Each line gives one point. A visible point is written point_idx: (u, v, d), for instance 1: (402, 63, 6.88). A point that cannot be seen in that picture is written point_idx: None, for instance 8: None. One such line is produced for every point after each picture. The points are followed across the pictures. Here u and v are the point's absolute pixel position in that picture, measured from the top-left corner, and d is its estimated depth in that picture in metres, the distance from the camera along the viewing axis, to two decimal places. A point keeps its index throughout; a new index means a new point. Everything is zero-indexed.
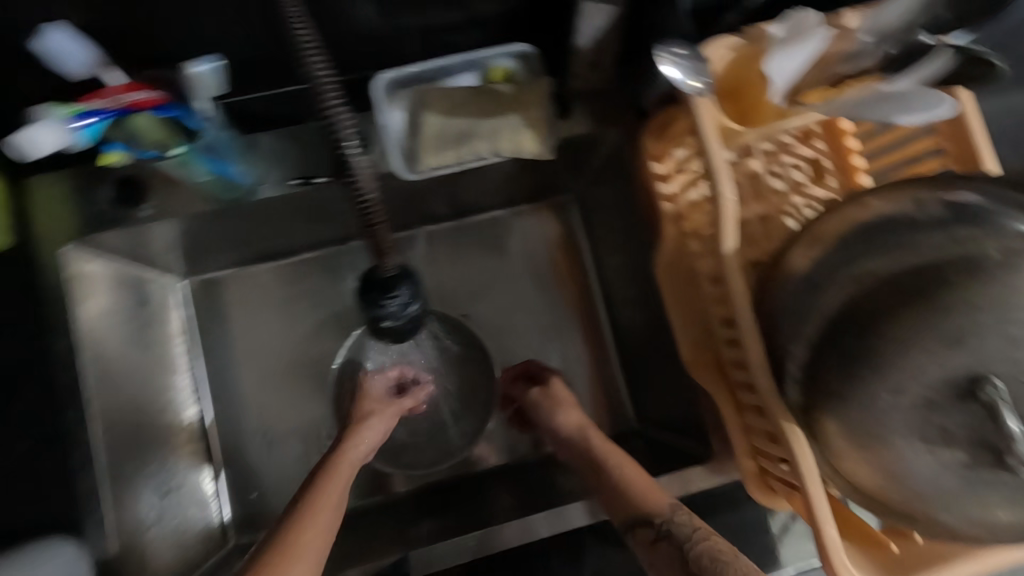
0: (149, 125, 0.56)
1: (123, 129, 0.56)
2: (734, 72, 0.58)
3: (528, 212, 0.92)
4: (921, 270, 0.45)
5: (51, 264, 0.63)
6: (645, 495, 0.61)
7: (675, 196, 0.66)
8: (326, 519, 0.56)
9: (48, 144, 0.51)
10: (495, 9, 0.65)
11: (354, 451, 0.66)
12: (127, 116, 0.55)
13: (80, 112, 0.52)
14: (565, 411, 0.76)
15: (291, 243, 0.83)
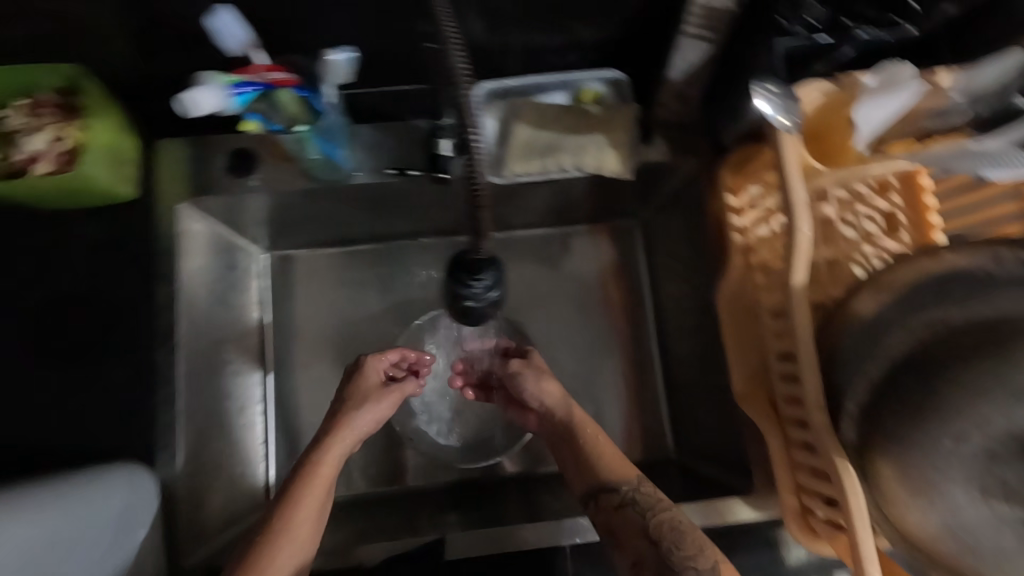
0: (288, 101, 0.63)
1: (266, 102, 0.62)
2: (822, 115, 0.60)
3: (587, 233, 0.94)
4: (995, 324, 0.46)
5: (165, 217, 0.71)
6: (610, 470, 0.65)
7: (746, 229, 0.68)
8: (308, 534, 0.59)
9: (206, 106, 0.57)
10: (595, 37, 0.70)
11: (338, 453, 0.65)
12: (273, 91, 0.61)
13: (236, 82, 0.58)
14: (546, 379, 0.74)
15: (369, 231, 0.89)
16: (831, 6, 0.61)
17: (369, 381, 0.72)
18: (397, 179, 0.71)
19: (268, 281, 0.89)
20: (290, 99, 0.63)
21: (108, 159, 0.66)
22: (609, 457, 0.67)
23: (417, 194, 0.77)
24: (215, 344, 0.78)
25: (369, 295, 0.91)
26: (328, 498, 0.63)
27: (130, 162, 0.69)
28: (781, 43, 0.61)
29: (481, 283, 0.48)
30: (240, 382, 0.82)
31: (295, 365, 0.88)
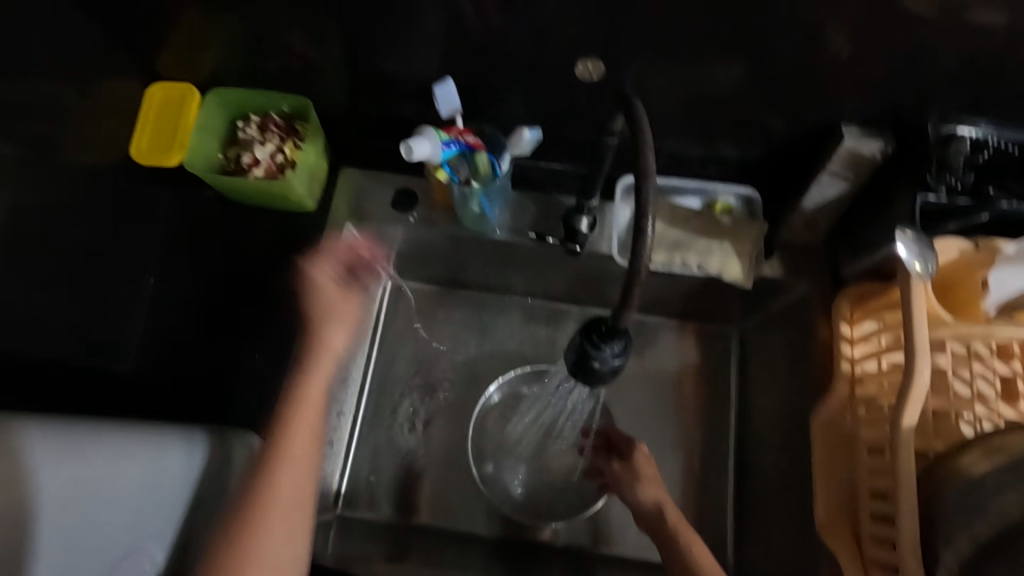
0: (480, 161, 0.74)
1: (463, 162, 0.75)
2: (954, 271, 0.64)
3: (677, 329, 0.95)
4: None
5: (333, 233, 0.82)
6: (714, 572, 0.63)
7: (854, 361, 0.70)
8: (307, 462, 0.62)
9: (421, 152, 0.70)
10: (736, 155, 0.80)
11: (322, 373, 0.65)
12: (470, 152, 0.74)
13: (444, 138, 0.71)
14: (645, 485, 0.72)
15: (486, 279, 0.94)
16: (975, 172, 0.65)
17: (323, 293, 0.67)
18: (536, 243, 0.81)
19: (387, 305, 0.96)
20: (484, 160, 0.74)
21: (305, 176, 0.80)
22: (700, 560, 0.64)
23: (542, 261, 0.86)
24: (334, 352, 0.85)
25: (468, 342, 0.95)
26: (321, 419, 0.64)
27: (319, 181, 0.84)
28: (922, 196, 0.65)
29: (609, 350, 0.52)
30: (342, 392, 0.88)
31: (387, 389, 0.92)
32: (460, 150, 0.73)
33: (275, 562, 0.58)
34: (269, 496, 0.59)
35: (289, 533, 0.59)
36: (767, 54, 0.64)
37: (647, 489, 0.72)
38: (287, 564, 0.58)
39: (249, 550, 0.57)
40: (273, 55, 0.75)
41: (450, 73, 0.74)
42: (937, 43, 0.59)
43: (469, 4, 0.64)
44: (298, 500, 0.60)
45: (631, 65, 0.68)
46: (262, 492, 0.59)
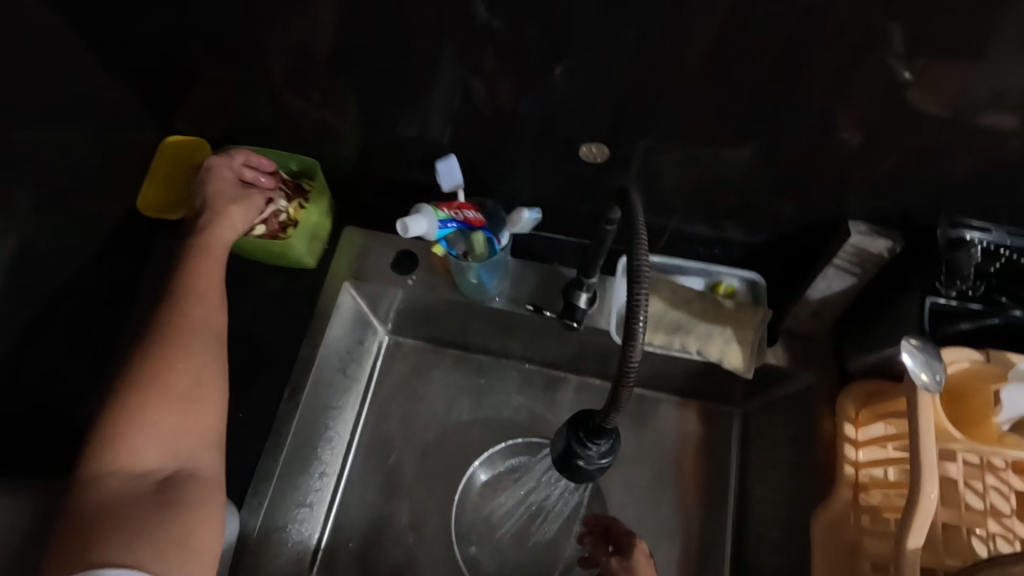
0: (478, 240, 0.73)
1: (461, 239, 0.74)
2: (964, 381, 0.61)
3: (676, 405, 0.91)
4: None
5: (332, 292, 0.82)
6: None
7: (858, 464, 0.67)
8: (217, 303, 0.65)
9: (416, 231, 0.67)
10: (741, 238, 0.79)
11: (227, 230, 0.70)
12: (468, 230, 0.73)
13: (442, 218, 0.69)
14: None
15: (483, 342, 0.92)
16: (987, 281, 0.63)
17: (220, 178, 0.73)
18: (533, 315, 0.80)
19: (381, 363, 0.94)
20: (481, 240, 0.73)
21: (307, 236, 0.80)
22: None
23: (541, 332, 0.85)
24: (322, 415, 0.83)
25: (460, 406, 0.92)
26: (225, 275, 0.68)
27: (321, 241, 0.83)
28: (931, 299, 0.63)
29: (595, 448, 0.50)
30: (327, 454, 0.85)
31: (372, 452, 0.89)
32: (457, 228, 0.71)
33: (190, 384, 0.59)
34: (183, 332, 0.61)
35: (205, 375, 0.60)
36: (774, 144, 0.65)
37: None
38: (207, 383, 0.59)
39: (150, 395, 0.57)
40: (290, 116, 0.77)
41: (458, 144, 0.75)
42: (944, 144, 0.59)
43: (482, 81, 0.65)
44: (213, 349, 0.62)
45: (638, 147, 0.69)
46: (173, 335, 0.61)
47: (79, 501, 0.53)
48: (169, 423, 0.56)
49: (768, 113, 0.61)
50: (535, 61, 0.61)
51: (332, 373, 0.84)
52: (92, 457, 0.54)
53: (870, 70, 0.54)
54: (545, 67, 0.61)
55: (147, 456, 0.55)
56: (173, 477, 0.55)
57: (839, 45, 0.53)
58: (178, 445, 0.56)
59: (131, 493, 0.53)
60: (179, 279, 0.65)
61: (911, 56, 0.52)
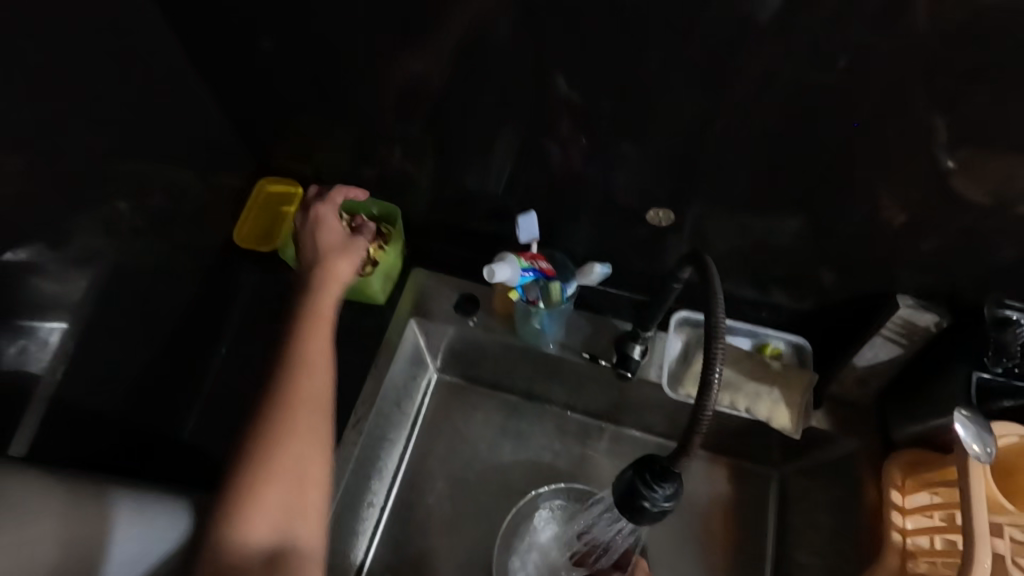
0: (555, 289, 0.80)
1: (539, 287, 0.80)
2: (1012, 456, 0.65)
3: (705, 460, 0.91)
4: None
5: (398, 327, 0.87)
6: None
7: (904, 531, 0.68)
8: (322, 378, 0.69)
9: (500, 275, 0.75)
10: (787, 304, 0.83)
11: (330, 299, 0.75)
12: (543, 279, 0.80)
13: (524, 267, 0.78)
14: None
15: (528, 386, 0.96)
16: None
17: (324, 232, 0.80)
18: (588, 364, 0.84)
19: (430, 399, 0.98)
20: (557, 289, 0.80)
21: (382, 276, 0.86)
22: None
23: (590, 380, 0.88)
24: (375, 445, 0.86)
25: (504, 447, 0.95)
26: (331, 342, 0.72)
27: (391, 279, 0.89)
28: (977, 374, 0.67)
29: (661, 492, 0.53)
30: (377, 482, 0.88)
31: (415, 486, 0.92)
32: (535, 276, 0.79)
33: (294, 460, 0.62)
34: (292, 409, 0.65)
35: (313, 451, 0.64)
36: (825, 218, 0.70)
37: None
38: (313, 459, 0.63)
39: (265, 473, 0.61)
40: (377, 164, 0.85)
41: (526, 199, 0.82)
42: (986, 228, 0.64)
43: (557, 145, 0.72)
44: (319, 423, 0.66)
45: (695, 213, 0.75)
46: (283, 409, 0.65)
47: (202, 566, 0.58)
48: (278, 500, 0.60)
49: (820, 191, 0.67)
50: (609, 131, 0.68)
51: (391, 404, 0.88)
52: (213, 528, 0.59)
53: (917, 158, 0.60)
54: (618, 137, 0.68)
55: (260, 531, 0.59)
56: (280, 550, 0.59)
57: (887, 134, 0.59)
58: (285, 521, 0.60)
59: (247, 567, 0.57)
60: (292, 351, 0.70)
61: (955, 147, 0.58)
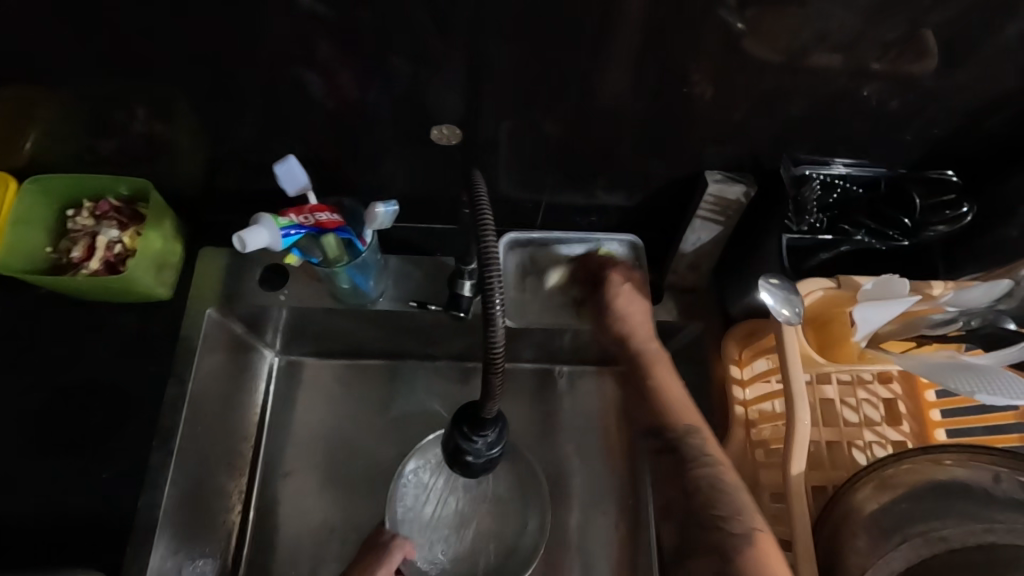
0: (331, 241, 0.63)
1: (313, 241, 0.63)
2: (820, 310, 0.62)
3: (589, 374, 0.90)
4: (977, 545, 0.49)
5: (196, 319, 0.73)
6: (675, 410, 0.66)
7: (747, 402, 0.69)
8: None
9: (256, 244, 0.56)
10: (617, 205, 0.78)
11: None
12: (321, 233, 0.62)
13: (285, 224, 0.58)
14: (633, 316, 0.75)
15: (378, 345, 0.86)
16: (829, 211, 0.66)
17: None
18: (417, 310, 0.76)
19: (275, 386, 0.86)
20: (333, 242, 0.63)
21: (153, 264, 0.70)
22: (675, 406, 0.67)
23: (435, 329, 0.81)
24: (208, 451, 0.75)
25: (366, 414, 0.86)
26: None
27: (174, 267, 0.74)
28: (785, 235, 0.66)
29: (482, 439, 0.49)
30: (227, 487, 0.78)
31: (276, 483, 0.81)
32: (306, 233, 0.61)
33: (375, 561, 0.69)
34: None
35: None
36: (633, 111, 0.63)
37: (630, 302, 0.75)
38: None
39: None
40: (111, 134, 0.67)
41: (303, 145, 0.69)
42: (783, 93, 0.60)
43: (317, 72, 0.60)
44: None
45: (500, 124, 0.66)
46: None
47: None
48: None
49: (620, 82, 0.60)
50: (371, 47, 0.56)
51: (215, 407, 0.76)
52: None
53: (703, 30, 0.54)
54: (384, 52, 0.57)
55: None
56: None
57: (667, 7, 0.52)
58: None
59: None
60: None
61: (742, 7, 0.52)
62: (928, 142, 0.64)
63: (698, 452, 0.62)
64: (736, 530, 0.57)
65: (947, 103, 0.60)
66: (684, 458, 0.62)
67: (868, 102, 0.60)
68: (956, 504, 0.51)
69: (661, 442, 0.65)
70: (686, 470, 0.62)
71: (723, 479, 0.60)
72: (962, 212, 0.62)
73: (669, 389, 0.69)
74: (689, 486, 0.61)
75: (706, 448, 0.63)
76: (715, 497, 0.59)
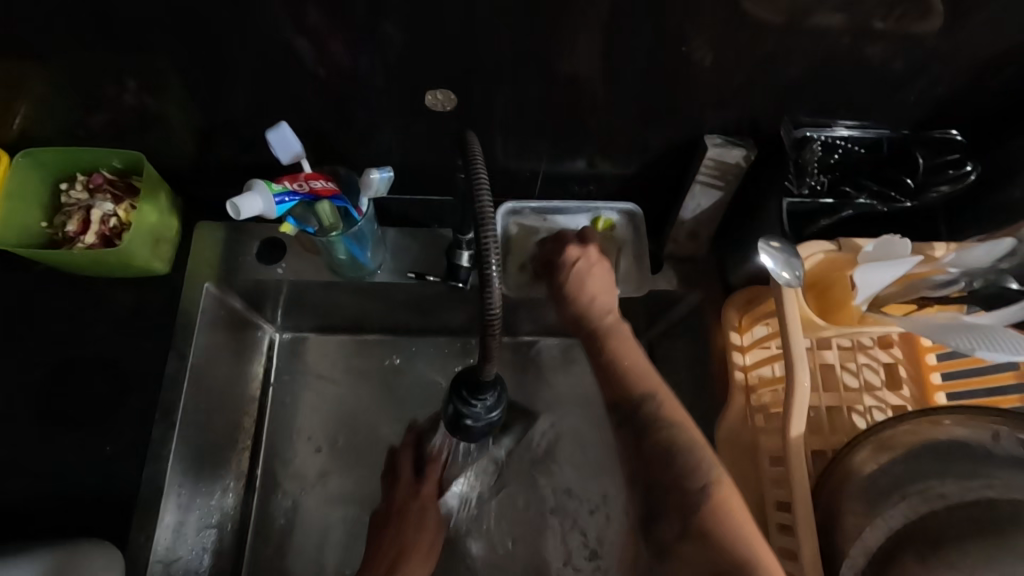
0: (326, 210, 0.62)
1: (307, 208, 0.63)
2: (821, 273, 0.62)
3: None
4: (981, 503, 0.48)
5: (194, 294, 0.73)
6: (632, 379, 0.58)
7: (747, 368, 0.69)
8: None
9: (248, 211, 0.55)
10: (615, 174, 0.77)
11: None
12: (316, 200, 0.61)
13: (279, 191, 0.58)
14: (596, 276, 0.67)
15: (379, 321, 0.86)
16: (831, 173, 0.66)
17: None
18: (414, 282, 0.76)
19: (276, 362, 0.86)
20: (328, 209, 0.63)
21: (149, 239, 0.70)
22: (635, 367, 0.59)
23: (434, 302, 0.81)
24: (211, 423, 0.75)
25: (366, 388, 0.86)
26: None
27: (170, 242, 0.74)
28: (786, 200, 0.66)
29: (480, 404, 0.48)
30: (231, 462, 0.78)
31: (279, 457, 0.82)
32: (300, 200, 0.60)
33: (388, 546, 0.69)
34: None
35: None
36: (629, 74, 0.62)
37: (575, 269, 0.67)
38: None
39: None
40: (102, 108, 0.66)
41: (297, 116, 0.68)
42: (784, 55, 0.58)
43: (308, 39, 0.58)
44: None
45: (496, 93, 0.65)
46: None
47: None
48: None
49: (616, 46, 0.58)
50: (361, 11, 0.55)
51: (216, 381, 0.76)
52: None
53: None
54: (375, 16, 0.55)
55: None
56: None
57: None
58: None
59: None
60: None
61: None
62: (933, 102, 0.62)
63: (655, 418, 0.56)
64: (694, 487, 0.51)
65: (954, 62, 0.58)
66: (641, 427, 0.55)
67: (872, 63, 0.59)
68: (958, 464, 0.50)
69: (620, 415, 0.57)
70: (645, 438, 0.55)
71: (681, 437, 0.54)
72: (966, 171, 0.62)
73: (629, 360, 0.60)
74: (653, 454, 0.54)
75: (662, 411, 0.56)
76: (668, 457, 0.53)
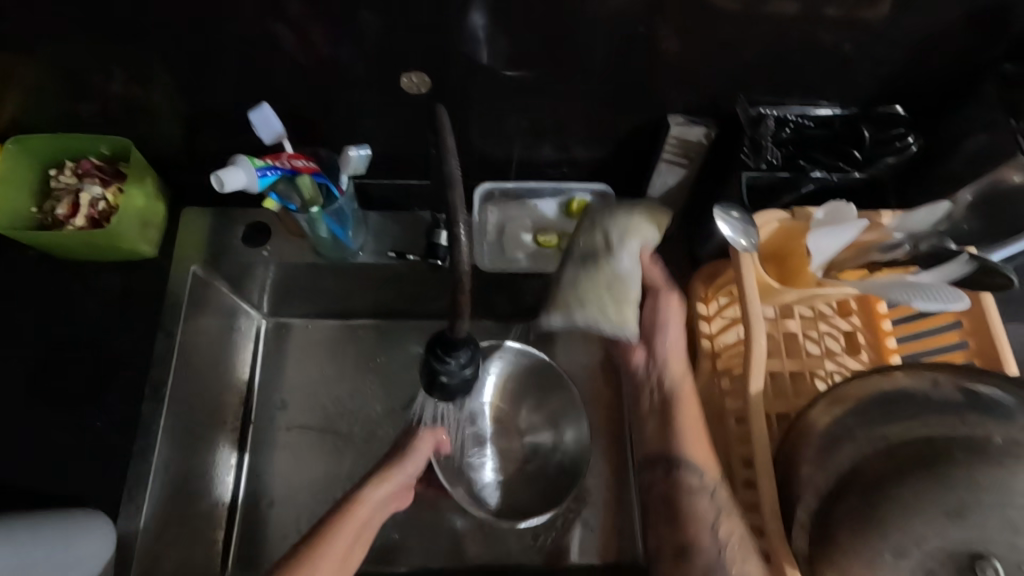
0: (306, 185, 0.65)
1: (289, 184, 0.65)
2: (778, 241, 0.66)
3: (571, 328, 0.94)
4: (931, 442, 0.49)
5: (179, 275, 0.75)
6: (699, 450, 0.66)
7: (713, 336, 0.73)
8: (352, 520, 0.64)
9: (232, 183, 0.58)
10: (588, 157, 0.81)
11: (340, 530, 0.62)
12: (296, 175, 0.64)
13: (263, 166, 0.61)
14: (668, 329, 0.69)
15: (366, 305, 0.89)
16: (786, 147, 0.69)
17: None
18: (396, 261, 0.79)
19: (263, 346, 0.89)
20: (308, 183, 0.65)
21: (137, 222, 0.72)
22: (694, 443, 0.66)
23: (416, 283, 0.84)
24: (198, 402, 0.77)
25: (354, 371, 0.88)
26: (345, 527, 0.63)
27: (157, 225, 0.76)
28: (746, 173, 0.69)
29: (454, 361, 0.51)
30: (219, 442, 0.81)
31: (269, 437, 0.85)
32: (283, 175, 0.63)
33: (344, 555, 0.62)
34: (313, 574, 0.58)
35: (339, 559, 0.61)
36: (597, 58, 0.65)
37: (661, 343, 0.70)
38: None
39: None
40: (90, 97, 0.69)
41: (279, 102, 0.70)
42: (738, 39, 0.62)
43: (288, 27, 0.61)
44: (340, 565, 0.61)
45: (469, 78, 0.68)
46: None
47: None
48: None
49: (581, 31, 0.62)
50: None
51: (204, 361, 0.79)
52: None
53: None
54: (352, 4, 0.58)
55: None
56: None
57: None
58: None
59: None
60: None
61: None
62: (880, 81, 0.66)
63: (721, 505, 0.62)
64: None
65: (897, 43, 0.62)
66: (719, 509, 0.62)
67: (820, 45, 0.62)
68: (903, 410, 0.52)
69: (697, 484, 0.64)
70: (709, 520, 0.62)
71: (744, 535, 0.59)
72: (908, 143, 0.67)
73: (704, 439, 0.66)
74: (712, 539, 0.61)
75: (723, 499, 0.63)
76: (746, 553, 0.59)
